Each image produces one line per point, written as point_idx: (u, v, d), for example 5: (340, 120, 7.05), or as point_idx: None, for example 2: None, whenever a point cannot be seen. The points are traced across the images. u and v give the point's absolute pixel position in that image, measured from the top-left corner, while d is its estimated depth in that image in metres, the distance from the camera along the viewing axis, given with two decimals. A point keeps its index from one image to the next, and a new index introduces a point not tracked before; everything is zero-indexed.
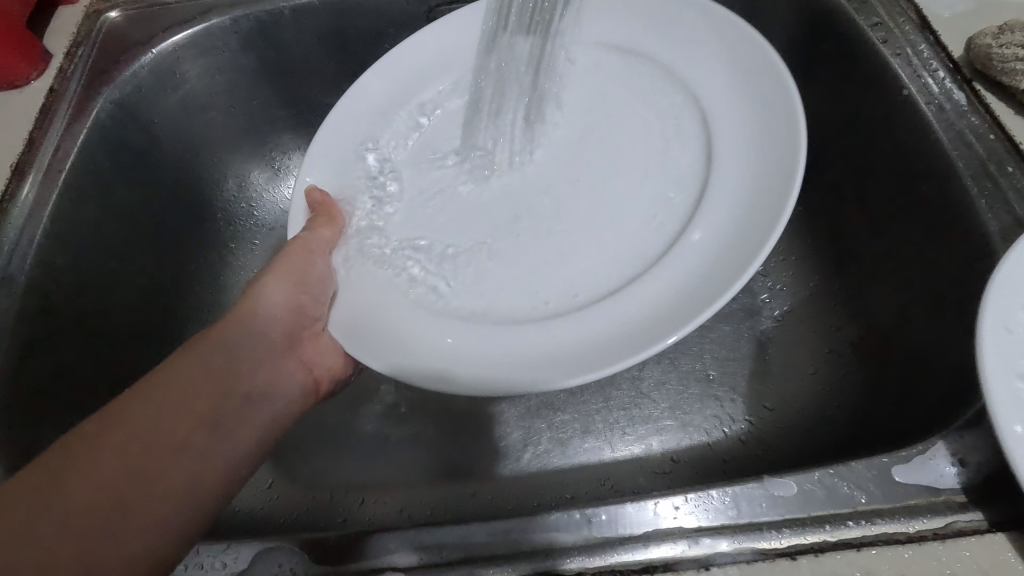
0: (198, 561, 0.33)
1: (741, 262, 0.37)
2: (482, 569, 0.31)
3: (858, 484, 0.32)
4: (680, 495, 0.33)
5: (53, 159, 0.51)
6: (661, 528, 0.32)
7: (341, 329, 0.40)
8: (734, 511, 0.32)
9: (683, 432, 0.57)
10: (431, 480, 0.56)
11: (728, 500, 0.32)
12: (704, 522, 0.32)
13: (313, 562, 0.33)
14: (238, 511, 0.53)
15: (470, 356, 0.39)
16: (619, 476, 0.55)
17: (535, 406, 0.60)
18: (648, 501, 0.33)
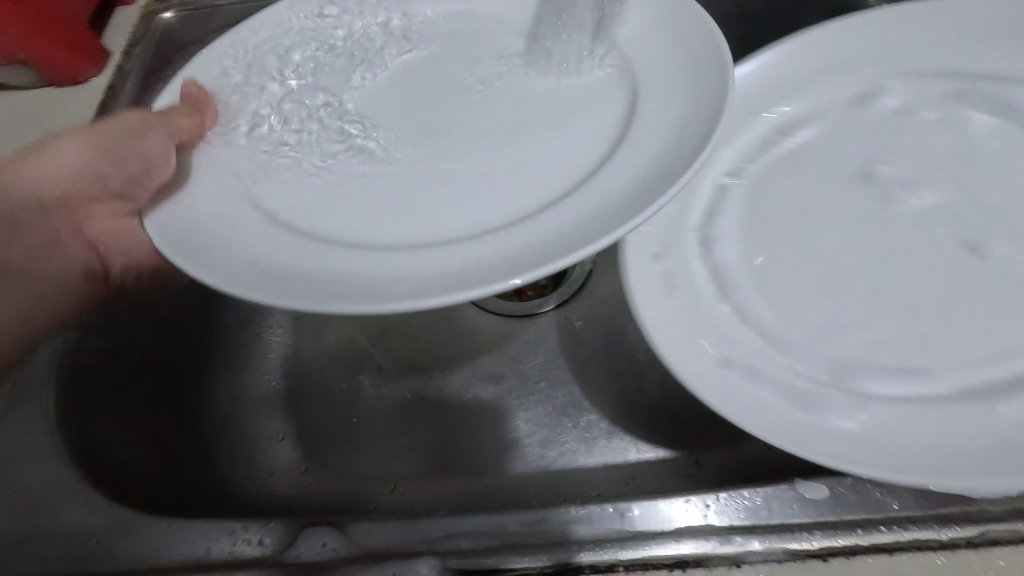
0: (246, 537, 0.35)
1: (628, 214, 0.33)
2: (516, 556, 0.32)
3: (893, 490, 0.32)
4: (712, 494, 0.33)
5: None
6: (692, 524, 0.32)
7: (162, 229, 0.35)
8: (766, 511, 0.32)
9: (709, 436, 0.58)
10: (460, 473, 0.57)
11: (760, 500, 0.33)
12: (735, 521, 0.32)
13: (354, 543, 0.34)
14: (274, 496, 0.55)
15: (264, 272, 0.33)
16: (644, 477, 0.55)
17: (563, 406, 0.61)
18: (680, 499, 0.33)
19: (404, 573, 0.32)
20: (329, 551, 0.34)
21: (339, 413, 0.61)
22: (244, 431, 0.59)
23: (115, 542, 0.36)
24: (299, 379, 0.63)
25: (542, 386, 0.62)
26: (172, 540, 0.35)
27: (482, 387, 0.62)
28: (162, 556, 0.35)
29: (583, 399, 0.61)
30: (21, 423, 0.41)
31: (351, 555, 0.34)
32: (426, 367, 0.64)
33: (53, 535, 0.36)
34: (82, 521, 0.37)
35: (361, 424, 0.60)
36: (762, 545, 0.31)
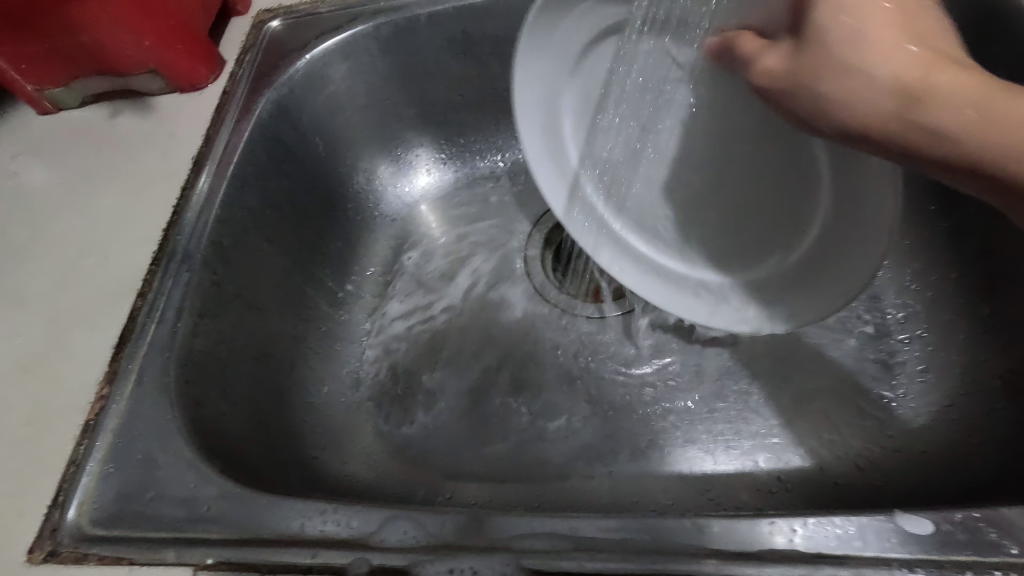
0: (336, 517, 0.37)
1: None
2: (588, 562, 0.33)
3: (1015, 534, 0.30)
4: (799, 519, 0.32)
5: (224, 152, 0.59)
6: (777, 548, 0.31)
7: None
8: (860, 542, 0.30)
9: (793, 453, 0.55)
10: (531, 468, 0.58)
11: (853, 530, 0.31)
12: (824, 549, 0.31)
13: (432, 536, 0.35)
14: (354, 478, 0.59)
15: None
16: (721, 488, 0.54)
17: (635, 411, 0.60)
18: (763, 520, 0.32)
19: (485, 567, 0.33)
20: (410, 539, 0.36)
21: (419, 405, 0.64)
22: (327, 414, 0.63)
23: (225, 508, 0.40)
24: (384, 370, 0.67)
25: (617, 389, 0.62)
26: (272, 513, 0.39)
27: (555, 385, 0.63)
28: (265, 528, 0.38)
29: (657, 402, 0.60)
30: (148, 397, 0.45)
31: (428, 547, 0.35)
32: (502, 363, 0.66)
33: (174, 499, 0.41)
34: (197, 489, 0.41)
35: (438, 416, 0.63)
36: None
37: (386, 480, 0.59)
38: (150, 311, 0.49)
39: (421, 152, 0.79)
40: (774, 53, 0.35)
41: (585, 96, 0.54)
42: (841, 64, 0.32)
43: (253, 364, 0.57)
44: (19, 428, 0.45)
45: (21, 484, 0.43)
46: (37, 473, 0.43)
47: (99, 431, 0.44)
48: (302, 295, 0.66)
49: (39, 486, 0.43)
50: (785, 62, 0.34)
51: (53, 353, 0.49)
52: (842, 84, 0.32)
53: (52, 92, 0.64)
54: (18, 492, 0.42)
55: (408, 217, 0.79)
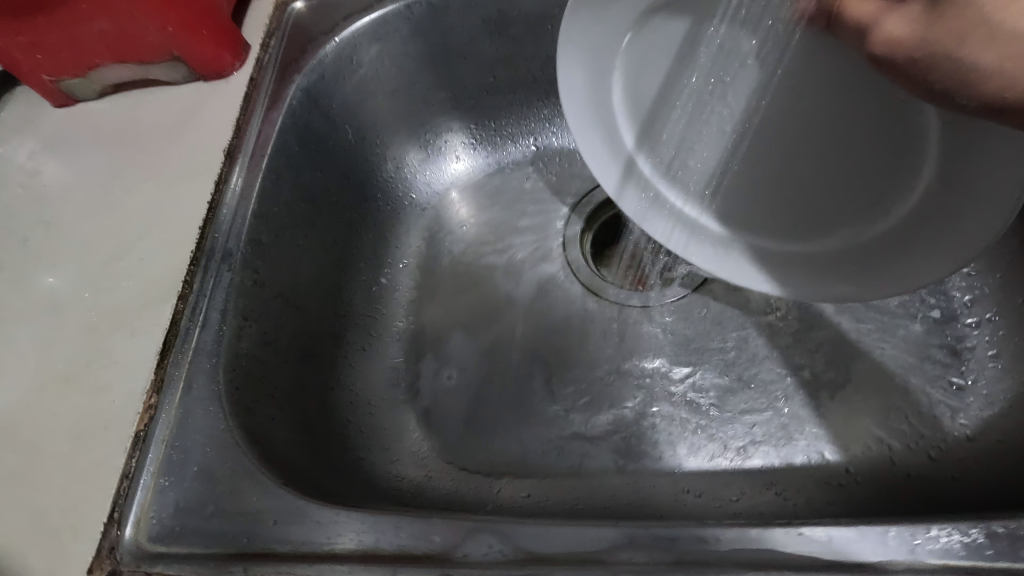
0: (410, 531, 0.36)
1: None
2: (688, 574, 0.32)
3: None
4: (898, 528, 0.32)
5: (256, 143, 0.55)
6: (881, 560, 0.31)
7: None
8: (958, 551, 0.31)
9: (859, 444, 0.54)
10: (587, 467, 0.57)
11: (952, 540, 0.31)
12: (925, 559, 0.31)
13: (519, 553, 0.34)
14: (407, 478, 0.58)
15: None
16: (787, 482, 0.53)
17: (690, 405, 0.59)
18: (865, 529, 0.32)
19: None
20: (495, 553, 0.34)
21: (467, 402, 0.63)
22: (370, 415, 0.62)
23: (295, 521, 0.38)
24: (427, 366, 0.66)
25: (671, 383, 0.60)
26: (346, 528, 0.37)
27: (605, 381, 0.62)
28: (334, 543, 0.36)
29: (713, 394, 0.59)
30: (198, 405, 0.43)
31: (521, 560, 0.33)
32: (550, 357, 0.64)
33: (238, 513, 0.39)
34: (263, 503, 0.39)
35: (488, 413, 0.62)
36: None
37: (440, 478, 0.59)
38: (192, 313, 0.47)
39: (451, 138, 0.76)
40: (899, 17, 0.32)
41: (642, 70, 0.48)
42: (997, 25, 0.29)
43: (295, 366, 0.54)
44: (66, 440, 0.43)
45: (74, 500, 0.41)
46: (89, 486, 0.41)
47: (151, 441, 0.42)
48: (338, 291, 0.64)
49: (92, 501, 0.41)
50: (919, 24, 0.32)
51: (94, 361, 0.47)
52: (1001, 47, 0.29)
53: (68, 83, 0.60)
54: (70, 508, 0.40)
55: (439, 206, 0.76)
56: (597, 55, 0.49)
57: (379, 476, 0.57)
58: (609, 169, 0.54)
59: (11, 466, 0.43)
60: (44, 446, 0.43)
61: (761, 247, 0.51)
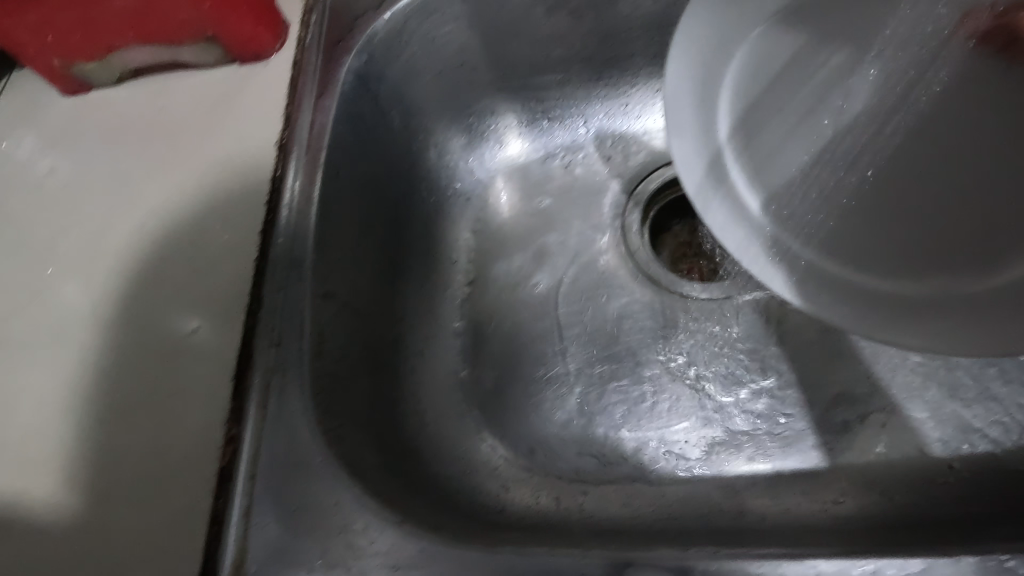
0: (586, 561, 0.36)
1: None
2: None
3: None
4: None
5: (312, 134, 0.50)
6: None
7: None
8: None
9: (960, 439, 0.53)
10: (676, 477, 0.56)
11: None
12: None
13: None
14: (488, 492, 0.55)
15: None
16: (891, 481, 0.52)
17: (775, 406, 0.57)
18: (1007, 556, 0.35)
19: None
20: None
21: (543, 407, 0.61)
22: (439, 426, 0.58)
23: (430, 566, 0.36)
24: (494, 370, 0.62)
25: (753, 383, 0.59)
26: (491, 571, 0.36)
27: (681, 386, 0.60)
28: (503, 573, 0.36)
29: (797, 392, 0.58)
30: (283, 434, 0.39)
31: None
32: (624, 356, 0.62)
33: (360, 558, 0.36)
34: (389, 548, 0.36)
35: (567, 417, 0.60)
36: None
37: (521, 489, 0.56)
38: (266, 332, 0.42)
39: (496, 122, 0.71)
40: None
41: (752, 69, 0.48)
42: None
43: (368, 379, 0.50)
44: (138, 482, 0.38)
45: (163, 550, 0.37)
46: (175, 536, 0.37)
47: (237, 482, 0.38)
48: (395, 293, 0.59)
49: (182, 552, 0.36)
50: None
51: (154, 389, 0.41)
52: None
53: (83, 69, 0.53)
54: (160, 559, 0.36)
55: (485, 195, 0.71)
56: (720, 37, 0.47)
57: (461, 492, 0.53)
58: (690, 165, 0.48)
59: (83, 513, 0.38)
60: (115, 491, 0.39)
61: (818, 276, 0.46)
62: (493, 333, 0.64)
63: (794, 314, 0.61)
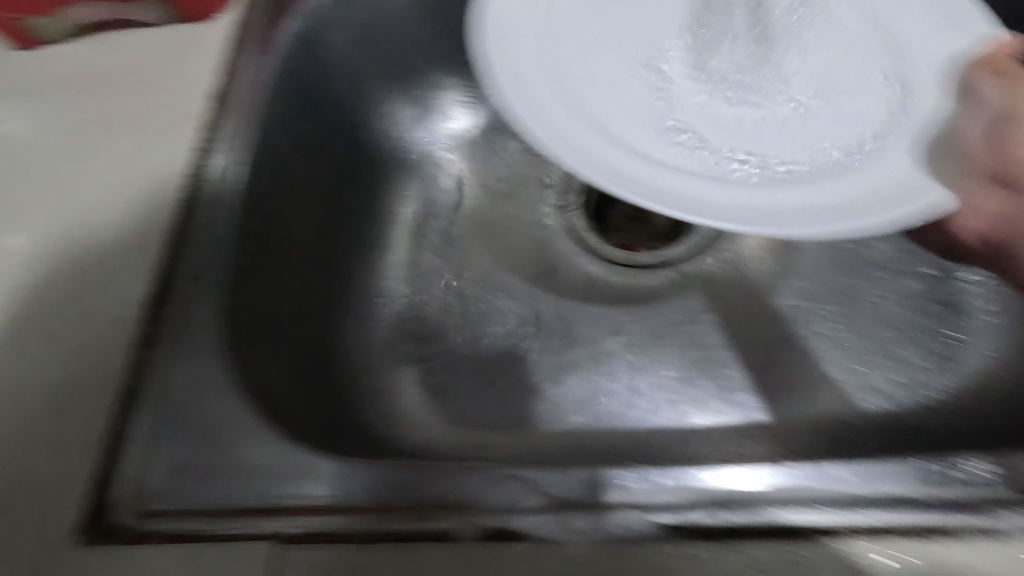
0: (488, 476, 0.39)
1: None
2: (715, 513, 0.37)
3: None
4: (890, 467, 0.39)
5: (248, 88, 0.52)
6: (874, 493, 0.38)
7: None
8: (933, 480, 0.39)
9: (860, 398, 0.56)
10: (594, 429, 0.58)
11: (932, 473, 0.39)
12: (909, 491, 0.38)
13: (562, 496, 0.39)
14: (412, 438, 0.57)
15: None
16: (793, 436, 0.55)
17: (693, 365, 0.60)
18: (860, 466, 0.39)
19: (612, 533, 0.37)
20: (525, 501, 0.38)
21: (473, 368, 0.62)
22: (366, 378, 0.60)
23: (324, 478, 0.39)
24: (429, 329, 0.64)
25: (675, 344, 0.61)
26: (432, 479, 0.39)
27: (608, 346, 0.62)
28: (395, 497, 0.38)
29: (714, 353, 0.60)
30: (193, 360, 0.42)
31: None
32: (555, 314, 0.64)
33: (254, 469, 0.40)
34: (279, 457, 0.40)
35: (493, 371, 0.61)
36: None
37: (445, 439, 0.58)
38: (184, 268, 0.45)
39: (447, 95, 0.73)
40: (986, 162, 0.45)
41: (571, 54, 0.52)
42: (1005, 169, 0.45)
43: (295, 324, 0.53)
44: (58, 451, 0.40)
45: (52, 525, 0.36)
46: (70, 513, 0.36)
47: (145, 400, 0.41)
48: (334, 248, 0.62)
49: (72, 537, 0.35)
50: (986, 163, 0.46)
51: (81, 315, 0.44)
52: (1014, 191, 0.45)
53: (37, 24, 0.54)
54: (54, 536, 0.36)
55: (434, 163, 0.72)
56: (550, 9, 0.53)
57: (381, 436, 0.55)
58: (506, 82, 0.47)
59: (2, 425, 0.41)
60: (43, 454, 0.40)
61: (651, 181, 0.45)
62: (430, 290, 0.65)
63: (719, 282, 0.63)
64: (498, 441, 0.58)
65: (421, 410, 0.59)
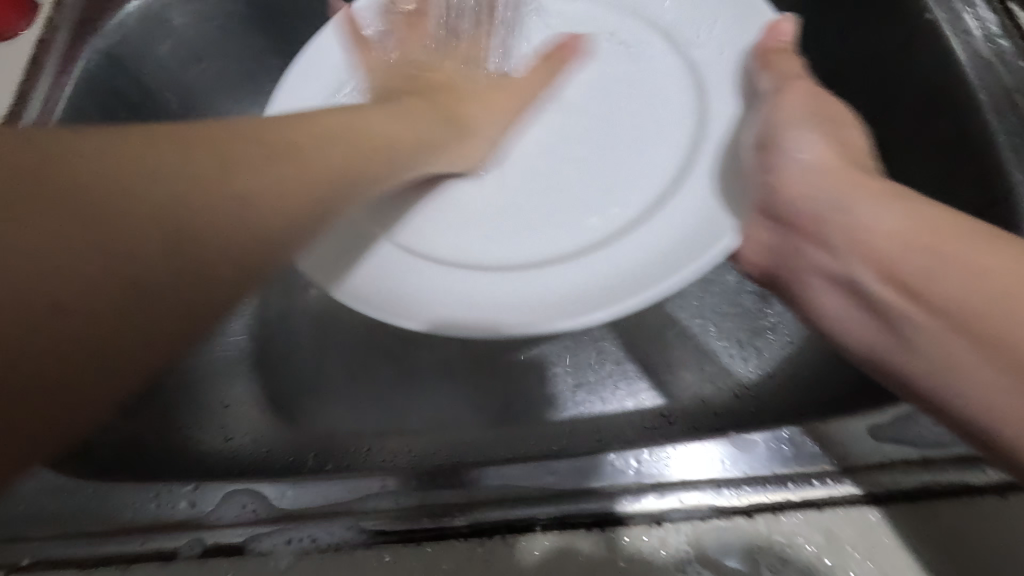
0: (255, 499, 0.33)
1: None
2: (436, 515, 0.31)
3: (856, 447, 0.31)
4: (642, 450, 0.32)
5: (43, 109, 0.51)
6: (620, 483, 0.31)
7: None
8: (695, 467, 0.31)
9: (675, 387, 0.55)
10: (415, 431, 0.55)
11: (689, 455, 0.32)
12: (664, 476, 0.31)
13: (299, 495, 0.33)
14: (225, 447, 0.54)
15: None
16: (612, 428, 0.54)
17: (526, 366, 0.58)
18: (608, 455, 0.32)
19: (323, 528, 0.31)
20: (249, 513, 0.33)
21: (302, 376, 0.59)
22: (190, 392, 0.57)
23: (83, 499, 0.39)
24: (266, 341, 0.61)
25: (516, 345, 0.60)
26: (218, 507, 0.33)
27: (439, 353, 0.60)
28: (126, 516, 0.34)
29: (547, 355, 0.59)
30: None
31: (277, 513, 0.33)
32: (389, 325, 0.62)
33: None
34: None
35: (321, 376, 0.59)
36: (682, 500, 0.30)
37: (265, 448, 0.55)
38: None
39: None
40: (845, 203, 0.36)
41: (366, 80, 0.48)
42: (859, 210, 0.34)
43: None
44: (278, 206, 0.30)
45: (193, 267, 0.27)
46: (220, 244, 0.28)
47: None
48: None
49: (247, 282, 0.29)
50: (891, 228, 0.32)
51: None
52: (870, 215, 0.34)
53: None
54: (185, 245, 0.27)
55: None
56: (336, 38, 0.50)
57: (190, 447, 0.52)
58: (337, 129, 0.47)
59: None
60: (292, 225, 0.30)
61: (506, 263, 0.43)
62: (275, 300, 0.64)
63: None
64: (310, 449, 0.54)
65: (242, 422, 0.56)
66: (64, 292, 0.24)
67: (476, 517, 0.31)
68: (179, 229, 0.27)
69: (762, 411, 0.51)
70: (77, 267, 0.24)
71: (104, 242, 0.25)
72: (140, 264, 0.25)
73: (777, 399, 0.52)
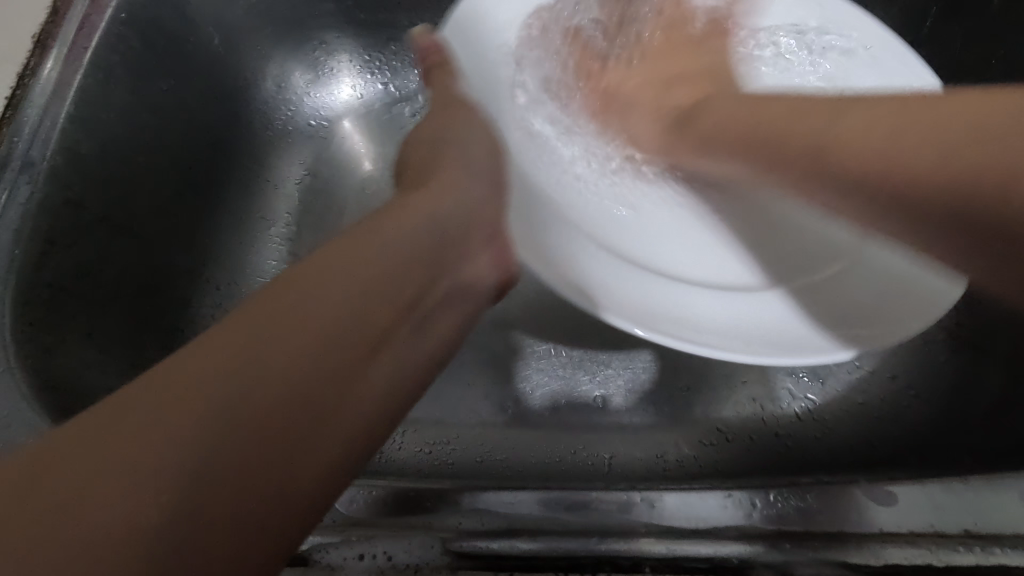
0: (318, 511, 0.30)
1: None
2: (527, 540, 0.28)
3: (1002, 512, 0.27)
4: (760, 492, 0.30)
5: (79, 31, 0.45)
6: (735, 525, 0.28)
7: None
8: (821, 515, 0.29)
9: (735, 401, 0.51)
10: (451, 424, 0.50)
11: (814, 504, 0.29)
12: (782, 525, 0.28)
13: (370, 509, 0.31)
14: None
15: None
16: (666, 442, 0.49)
17: (575, 362, 0.53)
18: (720, 493, 0.30)
19: (400, 546, 0.28)
20: None
21: None
22: None
23: None
24: None
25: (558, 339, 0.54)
26: None
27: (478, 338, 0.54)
28: None
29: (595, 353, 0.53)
30: None
31: (351, 520, 0.30)
32: None
33: None
34: None
35: None
36: (812, 551, 0.27)
37: None
38: None
39: (346, 58, 0.63)
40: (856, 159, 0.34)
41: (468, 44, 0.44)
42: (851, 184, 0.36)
43: (132, 303, 0.48)
44: (418, 288, 0.29)
45: (325, 418, 0.24)
46: (340, 349, 0.25)
47: None
48: (197, 216, 0.55)
49: (390, 389, 0.27)
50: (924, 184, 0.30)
51: None
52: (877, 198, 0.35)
53: None
54: (339, 347, 0.25)
55: (330, 134, 0.64)
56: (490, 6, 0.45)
57: None
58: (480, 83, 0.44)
59: None
60: (413, 351, 0.28)
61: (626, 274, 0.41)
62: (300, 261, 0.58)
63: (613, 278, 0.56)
64: None
65: None
66: (235, 406, 0.22)
67: (575, 543, 0.28)
68: (335, 332, 0.25)
69: (835, 442, 0.48)
70: (253, 371, 0.23)
71: (258, 438, 0.22)
72: (303, 363, 0.24)
73: (851, 428, 0.48)
